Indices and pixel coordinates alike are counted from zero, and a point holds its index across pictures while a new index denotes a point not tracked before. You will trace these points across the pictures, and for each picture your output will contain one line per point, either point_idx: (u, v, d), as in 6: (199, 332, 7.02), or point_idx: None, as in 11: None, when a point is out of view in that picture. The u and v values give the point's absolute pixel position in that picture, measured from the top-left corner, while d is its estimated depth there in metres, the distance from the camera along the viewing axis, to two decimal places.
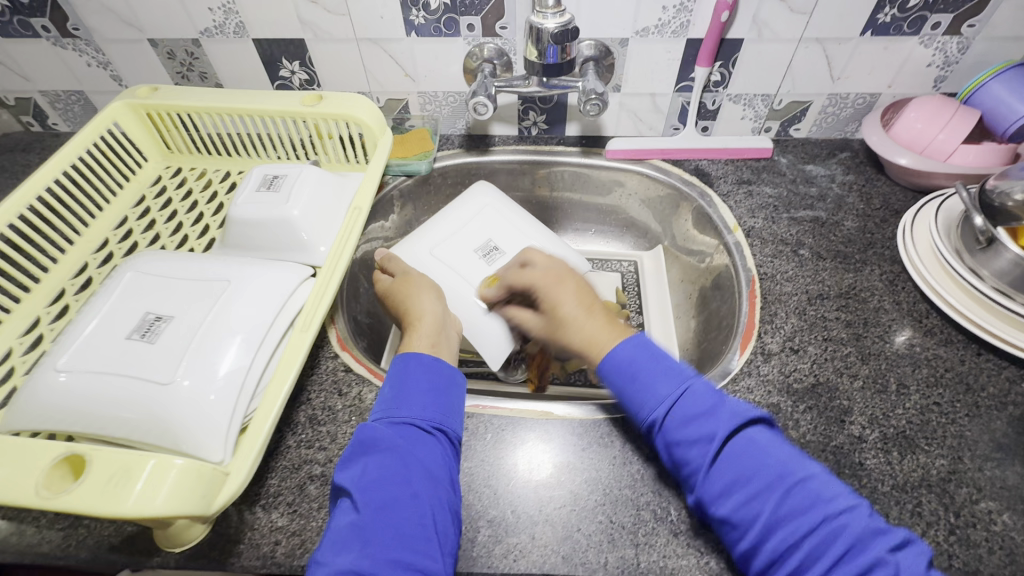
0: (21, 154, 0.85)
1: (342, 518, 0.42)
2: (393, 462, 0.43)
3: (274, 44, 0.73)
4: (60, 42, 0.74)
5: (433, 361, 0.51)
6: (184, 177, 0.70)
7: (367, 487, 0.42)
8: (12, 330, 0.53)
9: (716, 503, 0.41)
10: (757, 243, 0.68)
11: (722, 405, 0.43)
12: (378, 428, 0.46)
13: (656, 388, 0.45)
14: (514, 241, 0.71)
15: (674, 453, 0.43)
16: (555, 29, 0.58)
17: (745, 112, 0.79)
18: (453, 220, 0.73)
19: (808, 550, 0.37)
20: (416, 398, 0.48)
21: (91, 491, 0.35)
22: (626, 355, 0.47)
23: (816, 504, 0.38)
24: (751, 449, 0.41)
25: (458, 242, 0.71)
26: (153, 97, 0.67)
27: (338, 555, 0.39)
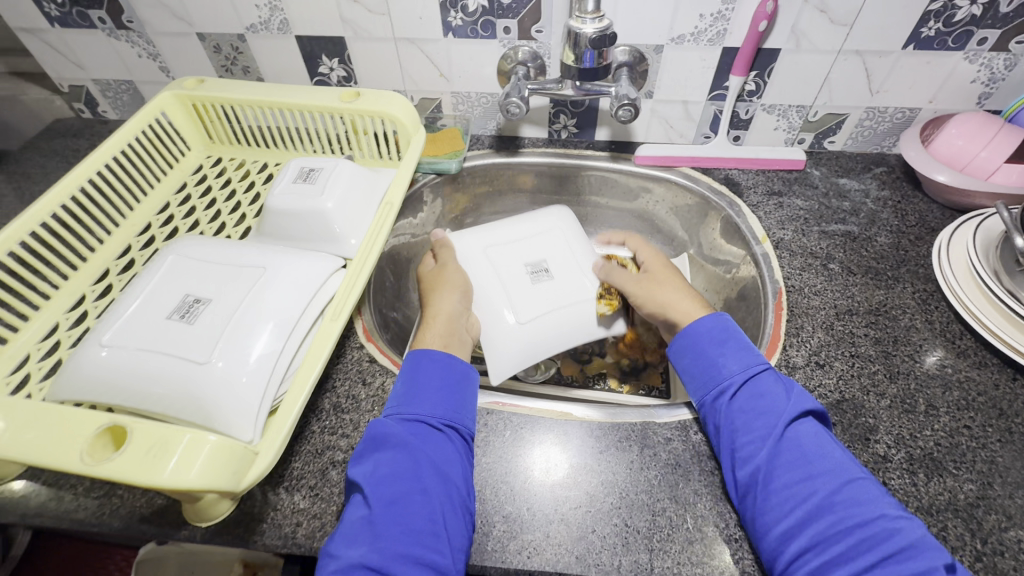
0: (73, 139, 0.89)
1: (353, 512, 0.43)
2: (405, 459, 0.45)
3: (315, 41, 0.76)
4: (114, 33, 0.78)
5: (444, 359, 0.53)
6: (224, 167, 0.73)
7: (379, 483, 0.44)
8: (58, 305, 0.56)
9: (773, 477, 0.44)
10: (785, 255, 0.68)
11: (800, 394, 0.49)
12: (390, 424, 0.48)
13: (744, 362, 0.52)
14: (570, 270, 0.69)
15: (743, 418, 0.48)
16: (593, 34, 0.59)
17: (779, 123, 0.78)
18: (519, 228, 0.73)
19: (859, 539, 0.40)
20: (427, 396, 0.50)
21: (132, 460, 0.36)
22: (713, 325, 0.55)
23: (873, 500, 0.42)
24: (817, 438, 0.46)
25: (513, 249, 0.70)
26: (199, 89, 0.69)
27: (349, 549, 0.41)
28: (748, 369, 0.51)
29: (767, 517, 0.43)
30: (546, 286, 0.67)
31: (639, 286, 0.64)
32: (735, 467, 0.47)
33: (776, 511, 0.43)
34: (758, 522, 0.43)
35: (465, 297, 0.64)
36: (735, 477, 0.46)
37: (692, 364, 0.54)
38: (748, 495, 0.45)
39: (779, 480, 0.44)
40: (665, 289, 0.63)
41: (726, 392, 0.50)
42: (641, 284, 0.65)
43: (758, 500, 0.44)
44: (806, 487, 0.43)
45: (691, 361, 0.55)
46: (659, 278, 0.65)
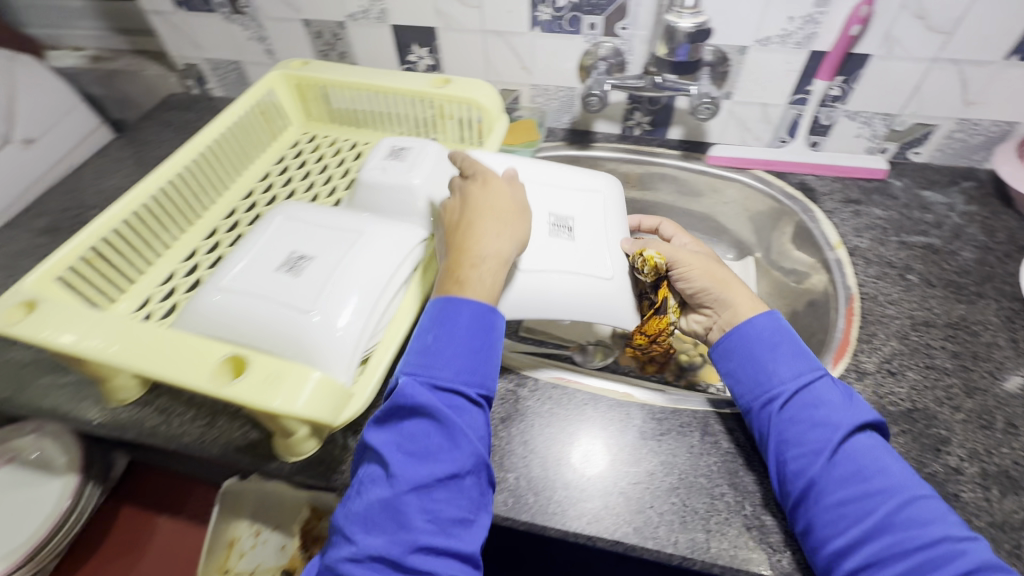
0: (184, 113, 0.98)
1: (373, 491, 0.42)
2: (436, 434, 0.43)
3: (409, 30, 0.81)
4: (230, 17, 0.86)
5: (484, 313, 0.48)
6: (318, 143, 0.79)
7: (405, 461, 0.42)
8: (175, 256, 0.63)
9: (828, 492, 0.43)
10: (860, 263, 0.67)
11: (858, 404, 0.47)
12: (421, 391, 0.44)
13: (796, 367, 0.49)
14: (596, 238, 0.62)
15: (794, 428, 0.46)
16: (690, 29, 0.61)
17: (861, 130, 0.77)
18: (559, 176, 0.65)
19: (919, 561, 0.39)
20: (458, 361, 0.46)
21: (250, 386, 0.41)
22: (775, 319, 0.53)
23: (937, 520, 0.40)
24: (873, 452, 0.44)
25: (548, 197, 0.62)
26: (304, 69, 0.75)
27: (369, 533, 0.40)
28: (800, 376, 0.49)
29: (819, 534, 0.42)
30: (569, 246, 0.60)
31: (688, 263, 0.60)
32: (785, 480, 0.46)
33: (828, 529, 0.42)
34: (811, 538, 0.43)
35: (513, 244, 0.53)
36: (784, 489, 0.45)
37: (740, 368, 0.51)
38: (799, 508, 0.44)
39: (832, 497, 0.43)
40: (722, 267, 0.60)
41: (776, 400, 0.48)
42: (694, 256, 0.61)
43: (809, 515, 0.43)
44: (864, 505, 0.42)
45: (738, 364, 0.52)
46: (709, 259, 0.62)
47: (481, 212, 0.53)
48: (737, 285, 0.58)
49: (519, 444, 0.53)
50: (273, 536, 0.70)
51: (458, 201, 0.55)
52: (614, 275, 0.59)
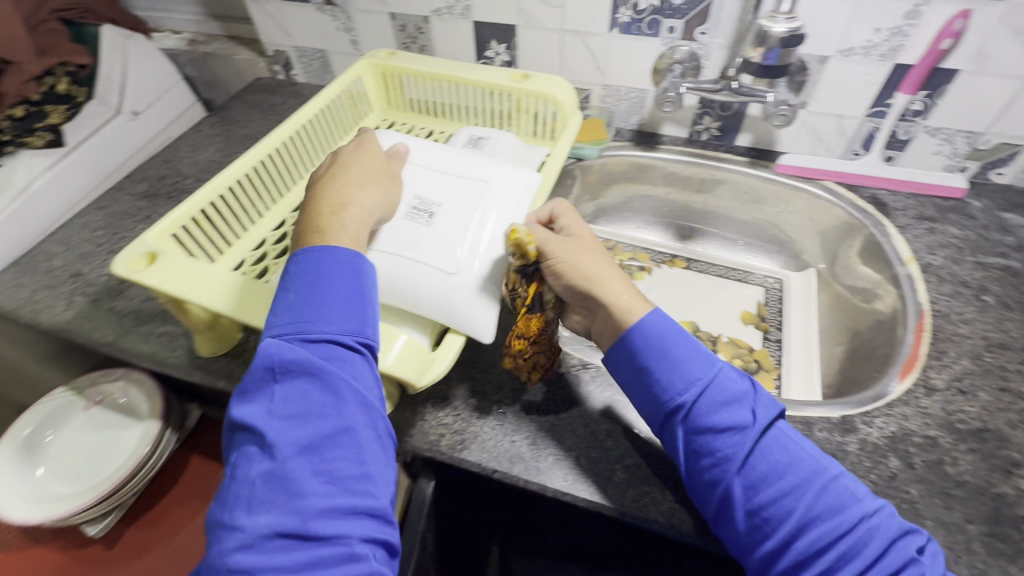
0: (269, 95, 1.04)
1: (256, 467, 0.39)
2: (313, 394, 0.41)
3: (489, 27, 0.84)
4: (322, 8, 0.91)
5: (354, 258, 0.47)
6: (396, 130, 0.83)
7: (283, 426, 0.40)
8: (266, 224, 0.68)
9: (743, 498, 0.42)
10: (933, 280, 0.65)
11: (752, 398, 0.45)
12: (292, 348, 0.42)
13: (693, 372, 0.46)
14: (456, 224, 0.55)
15: (704, 439, 0.44)
16: (782, 34, 0.61)
17: (941, 147, 0.75)
18: (451, 158, 0.61)
19: (843, 550, 0.39)
20: (333, 311, 0.44)
21: None
22: (665, 317, 0.49)
23: (851, 501, 0.41)
24: (775, 444, 0.43)
25: (430, 177, 0.59)
26: (390, 59, 0.79)
27: (261, 512, 0.37)
28: (711, 375, 0.46)
29: (747, 542, 0.42)
30: (429, 224, 0.56)
31: (566, 250, 0.51)
32: (701, 491, 0.44)
33: (752, 537, 0.42)
34: (738, 544, 0.43)
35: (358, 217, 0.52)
36: (705, 500, 0.44)
37: (633, 380, 0.48)
38: (722, 517, 0.43)
39: (749, 505, 0.42)
40: (600, 257, 0.52)
41: (682, 413, 0.45)
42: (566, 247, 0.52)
43: (731, 526, 0.43)
44: (783, 507, 0.41)
45: (633, 376, 0.48)
46: (585, 244, 0.53)
47: (355, 180, 0.54)
48: (614, 281, 0.50)
49: (582, 426, 0.54)
50: None
51: (331, 167, 0.56)
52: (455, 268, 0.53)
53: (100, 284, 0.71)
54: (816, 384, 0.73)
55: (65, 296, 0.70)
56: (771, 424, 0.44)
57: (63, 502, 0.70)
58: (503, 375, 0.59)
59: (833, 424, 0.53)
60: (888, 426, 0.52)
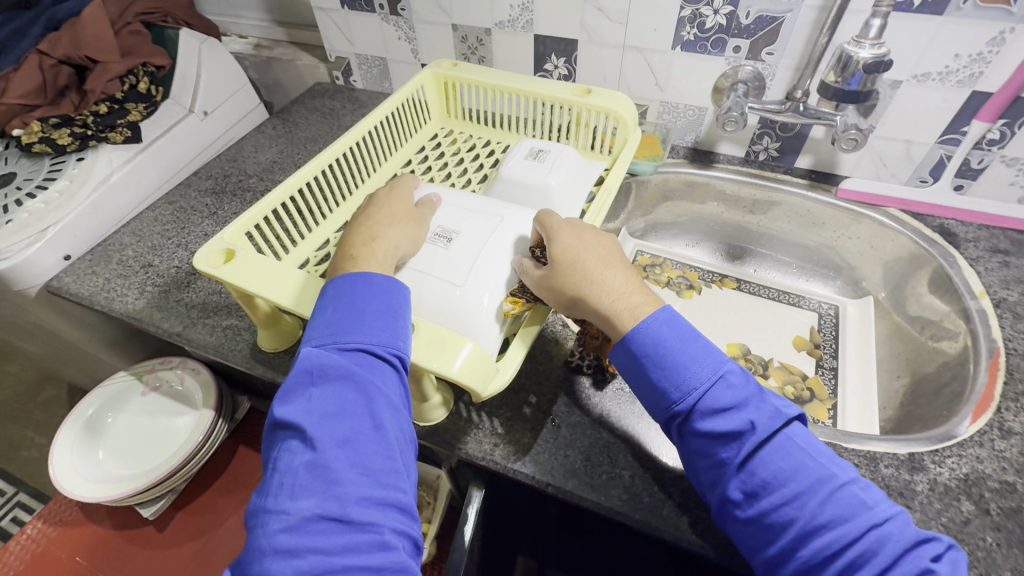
0: (328, 100, 1.07)
1: (292, 460, 0.38)
2: (348, 393, 0.41)
3: (551, 41, 0.85)
4: (387, 18, 0.94)
5: (389, 281, 0.47)
6: (454, 139, 0.84)
7: (320, 422, 0.39)
8: (330, 226, 0.70)
9: (742, 503, 0.42)
10: (1008, 316, 0.63)
11: (756, 403, 0.44)
12: (330, 355, 0.42)
13: (688, 380, 0.45)
14: (474, 250, 0.56)
15: (705, 447, 0.44)
16: (869, 60, 0.60)
17: (1017, 178, 0.72)
18: (470, 200, 0.63)
19: (849, 560, 0.37)
20: (368, 321, 0.44)
21: (418, 348, 0.46)
22: (658, 327, 0.46)
23: (859, 509, 0.39)
24: (777, 448, 0.42)
25: (448, 210, 0.61)
26: (453, 70, 0.81)
27: (298, 498, 0.37)
28: (710, 381, 0.44)
29: (751, 545, 0.42)
30: (446, 251, 0.56)
31: (546, 276, 0.51)
32: (705, 490, 0.45)
33: (756, 539, 0.41)
34: (744, 547, 0.42)
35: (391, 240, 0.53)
36: (709, 500, 0.44)
37: (637, 387, 0.47)
38: (725, 518, 0.43)
39: (750, 510, 0.41)
40: (577, 273, 0.50)
41: (679, 419, 0.45)
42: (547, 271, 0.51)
43: (735, 526, 0.42)
44: (784, 514, 0.40)
45: (635, 381, 0.47)
46: (564, 259, 0.51)
47: (378, 209, 0.56)
48: (591, 298, 0.49)
49: (637, 445, 0.54)
50: None
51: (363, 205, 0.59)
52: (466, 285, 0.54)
53: (169, 276, 0.74)
54: (873, 417, 0.71)
55: (136, 286, 0.73)
56: (773, 432, 0.42)
57: (121, 483, 0.74)
58: (557, 389, 0.59)
59: (901, 461, 0.51)
60: (962, 467, 0.50)
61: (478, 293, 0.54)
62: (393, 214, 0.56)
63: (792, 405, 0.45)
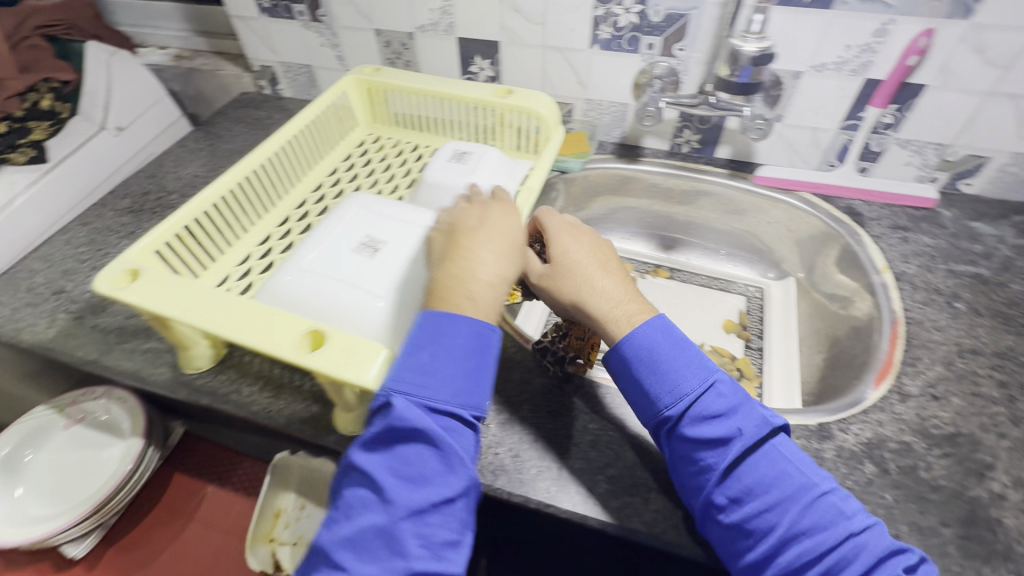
0: (255, 111, 1.05)
1: (364, 515, 0.40)
2: (426, 456, 0.41)
3: (474, 43, 0.85)
4: (308, 24, 0.92)
5: (484, 331, 0.46)
6: (382, 145, 0.84)
7: (398, 484, 0.41)
8: (252, 239, 0.68)
9: (726, 507, 0.43)
10: (907, 288, 0.67)
11: (742, 409, 0.46)
12: (418, 414, 0.42)
13: (686, 383, 0.47)
14: (399, 258, 0.56)
15: (693, 453, 0.45)
16: (753, 53, 0.63)
17: (912, 159, 0.78)
18: (395, 207, 0.62)
19: (824, 568, 0.39)
20: (453, 381, 0.44)
21: (328, 360, 0.45)
22: (652, 332, 0.50)
23: (838, 519, 0.41)
24: (771, 459, 0.44)
25: (375, 217, 0.60)
26: (376, 76, 0.81)
27: (361, 556, 0.39)
28: (697, 390, 0.47)
29: (730, 549, 0.43)
30: (372, 262, 0.55)
31: (547, 279, 0.55)
32: (690, 495, 0.46)
33: (737, 545, 0.42)
34: (722, 551, 0.43)
35: (501, 263, 0.50)
36: (691, 505, 0.46)
37: (630, 386, 0.49)
38: (707, 522, 0.44)
39: (736, 515, 0.43)
40: (577, 277, 0.54)
41: (668, 423, 0.47)
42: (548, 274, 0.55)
43: (717, 530, 0.43)
44: (765, 521, 0.42)
45: (628, 381, 0.50)
46: (564, 264, 0.54)
47: (506, 232, 0.52)
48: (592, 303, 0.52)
49: (567, 437, 0.55)
50: (315, 512, 0.73)
51: (477, 211, 0.55)
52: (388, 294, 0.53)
53: (83, 301, 0.71)
54: (796, 393, 0.74)
55: (46, 314, 0.69)
56: (766, 434, 0.45)
57: (43, 524, 0.69)
58: None
59: (811, 432, 0.54)
60: (865, 432, 0.54)
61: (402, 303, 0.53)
62: (510, 234, 0.52)
63: (779, 415, 0.47)
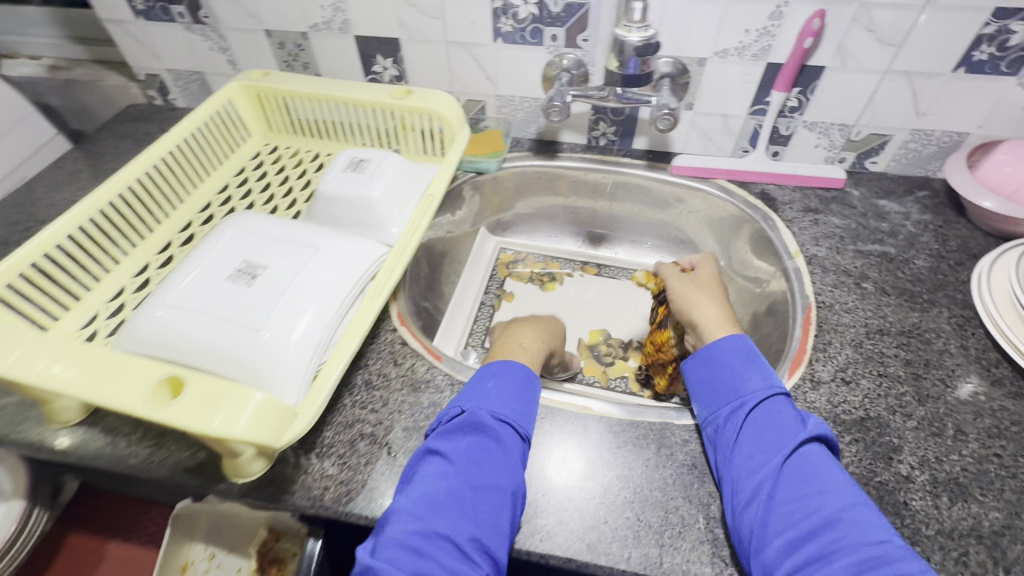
0: (145, 123, 0.96)
1: (436, 483, 0.45)
2: (496, 446, 0.48)
3: (373, 41, 0.80)
4: (191, 27, 0.84)
5: (530, 374, 0.55)
6: (279, 155, 0.79)
7: (469, 463, 0.46)
8: (126, 270, 0.62)
9: (774, 491, 0.44)
10: (818, 272, 0.68)
11: (814, 420, 0.48)
12: (491, 414, 0.49)
13: (765, 381, 0.51)
14: (279, 284, 0.51)
15: (749, 437, 0.48)
16: (638, 42, 0.61)
17: (820, 140, 0.78)
18: (278, 228, 0.57)
19: (862, 558, 0.38)
20: (514, 404, 0.51)
21: (187, 410, 0.40)
22: (739, 347, 0.54)
23: (878, 525, 0.41)
24: (830, 463, 0.45)
25: (256, 241, 0.55)
26: (264, 81, 0.75)
27: (433, 516, 0.43)
28: (769, 389, 0.50)
29: (769, 530, 0.42)
30: (249, 290, 0.50)
31: (682, 284, 0.64)
32: (739, 479, 0.46)
33: (780, 524, 0.42)
34: (756, 534, 0.42)
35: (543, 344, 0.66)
36: (737, 490, 0.46)
37: (706, 379, 0.54)
38: (749, 508, 0.44)
39: (786, 492, 0.43)
40: (703, 294, 0.61)
41: (744, 406, 0.50)
42: (686, 283, 0.63)
43: (761, 511, 0.43)
44: (813, 503, 0.42)
45: (704, 376, 0.54)
46: (703, 284, 0.63)
47: (543, 326, 0.71)
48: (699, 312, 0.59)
49: None
50: (228, 560, 0.68)
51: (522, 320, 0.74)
52: (264, 326, 0.48)
53: None
54: None
55: None
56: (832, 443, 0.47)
57: None
58: (395, 415, 0.55)
59: None
60: None
61: (282, 335, 0.48)
62: (541, 327, 0.70)
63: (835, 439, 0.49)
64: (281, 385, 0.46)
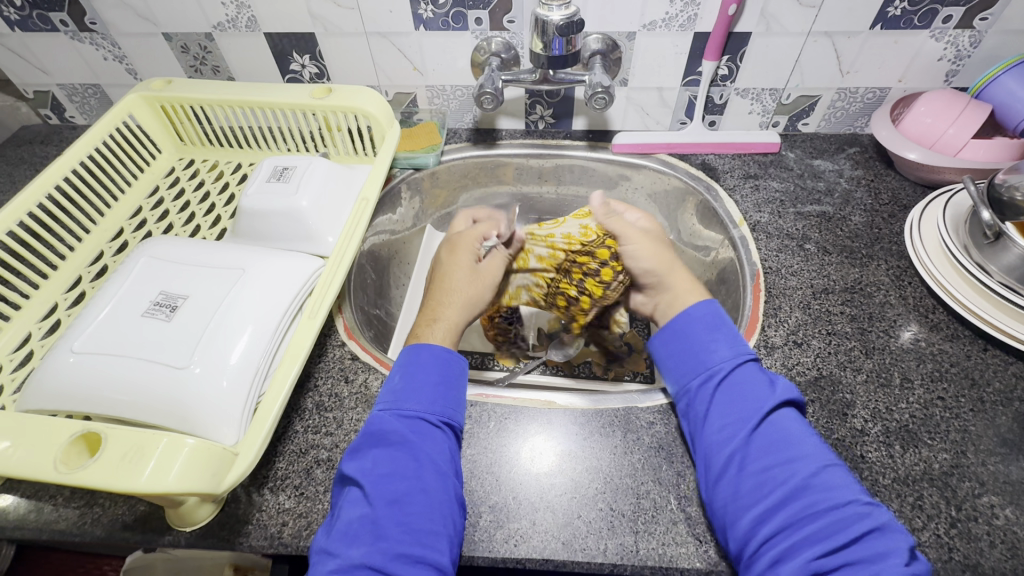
0: (40, 146, 0.87)
1: (351, 510, 0.43)
2: (401, 455, 0.45)
3: (286, 38, 0.74)
4: (77, 36, 0.76)
5: (444, 353, 0.53)
6: (197, 169, 0.72)
7: (379, 481, 0.44)
8: (30, 316, 0.55)
9: (744, 462, 0.44)
10: (762, 237, 0.69)
11: (784, 383, 0.49)
12: (389, 421, 0.47)
13: (733, 349, 0.51)
14: (205, 314, 0.47)
15: (719, 405, 0.48)
16: (560, 21, 0.59)
17: (753, 107, 0.79)
18: (195, 253, 0.53)
19: (831, 520, 0.39)
20: (426, 393, 0.50)
21: (107, 468, 0.36)
22: (699, 314, 0.54)
23: (847, 484, 0.42)
24: (799, 425, 0.46)
25: (171, 269, 0.51)
26: (166, 90, 0.68)
27: (352, 547, 0.41)
28: (737, 356, 0.50)
29: (739, 503, 0.42)
30: (171, 326, 0.47)
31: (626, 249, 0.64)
32: (710, 450, 0.46)
33: (751, 496, 0.42)
34: (728, 508, 0.43)
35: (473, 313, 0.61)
36: (708, 462, 0.46)
37: (676, 350, 0.53)
38: (720, 481, 0.44)
39: (756, 463, 0.44)
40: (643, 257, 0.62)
41: (713, 378, 0.49)
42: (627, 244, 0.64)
43: (733, 484, 0.43)
44: (784, 471, 0.43)
45: (675, 347, 0.53)
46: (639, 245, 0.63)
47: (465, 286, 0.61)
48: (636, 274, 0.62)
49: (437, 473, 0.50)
50: None
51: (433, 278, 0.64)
52: (192, 363, 0.44)
53: None
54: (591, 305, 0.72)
55: None
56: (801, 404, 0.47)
57: None
58: (352, 435, 0.52)
59: None
60: None
61: (214, 370, 0.44)
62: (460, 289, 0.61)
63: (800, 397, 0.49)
64: (217, 425, 0.43)
